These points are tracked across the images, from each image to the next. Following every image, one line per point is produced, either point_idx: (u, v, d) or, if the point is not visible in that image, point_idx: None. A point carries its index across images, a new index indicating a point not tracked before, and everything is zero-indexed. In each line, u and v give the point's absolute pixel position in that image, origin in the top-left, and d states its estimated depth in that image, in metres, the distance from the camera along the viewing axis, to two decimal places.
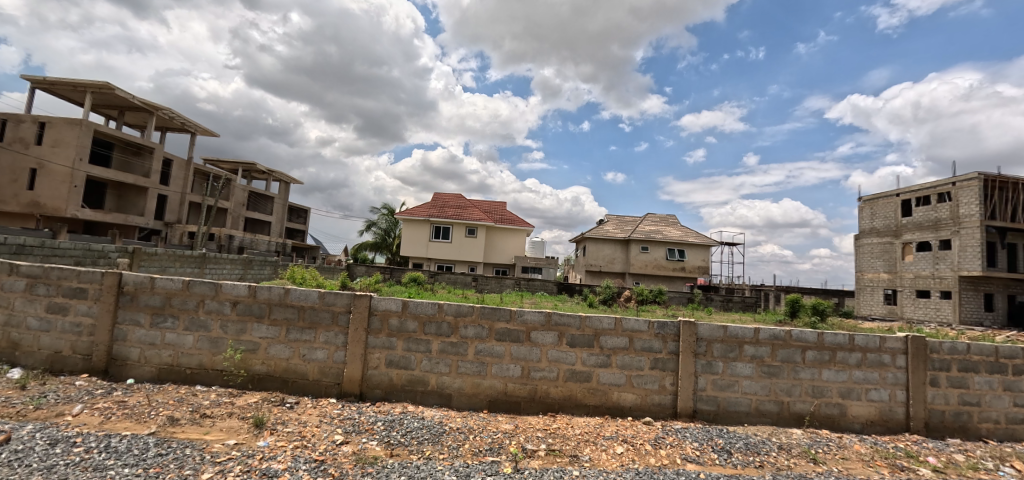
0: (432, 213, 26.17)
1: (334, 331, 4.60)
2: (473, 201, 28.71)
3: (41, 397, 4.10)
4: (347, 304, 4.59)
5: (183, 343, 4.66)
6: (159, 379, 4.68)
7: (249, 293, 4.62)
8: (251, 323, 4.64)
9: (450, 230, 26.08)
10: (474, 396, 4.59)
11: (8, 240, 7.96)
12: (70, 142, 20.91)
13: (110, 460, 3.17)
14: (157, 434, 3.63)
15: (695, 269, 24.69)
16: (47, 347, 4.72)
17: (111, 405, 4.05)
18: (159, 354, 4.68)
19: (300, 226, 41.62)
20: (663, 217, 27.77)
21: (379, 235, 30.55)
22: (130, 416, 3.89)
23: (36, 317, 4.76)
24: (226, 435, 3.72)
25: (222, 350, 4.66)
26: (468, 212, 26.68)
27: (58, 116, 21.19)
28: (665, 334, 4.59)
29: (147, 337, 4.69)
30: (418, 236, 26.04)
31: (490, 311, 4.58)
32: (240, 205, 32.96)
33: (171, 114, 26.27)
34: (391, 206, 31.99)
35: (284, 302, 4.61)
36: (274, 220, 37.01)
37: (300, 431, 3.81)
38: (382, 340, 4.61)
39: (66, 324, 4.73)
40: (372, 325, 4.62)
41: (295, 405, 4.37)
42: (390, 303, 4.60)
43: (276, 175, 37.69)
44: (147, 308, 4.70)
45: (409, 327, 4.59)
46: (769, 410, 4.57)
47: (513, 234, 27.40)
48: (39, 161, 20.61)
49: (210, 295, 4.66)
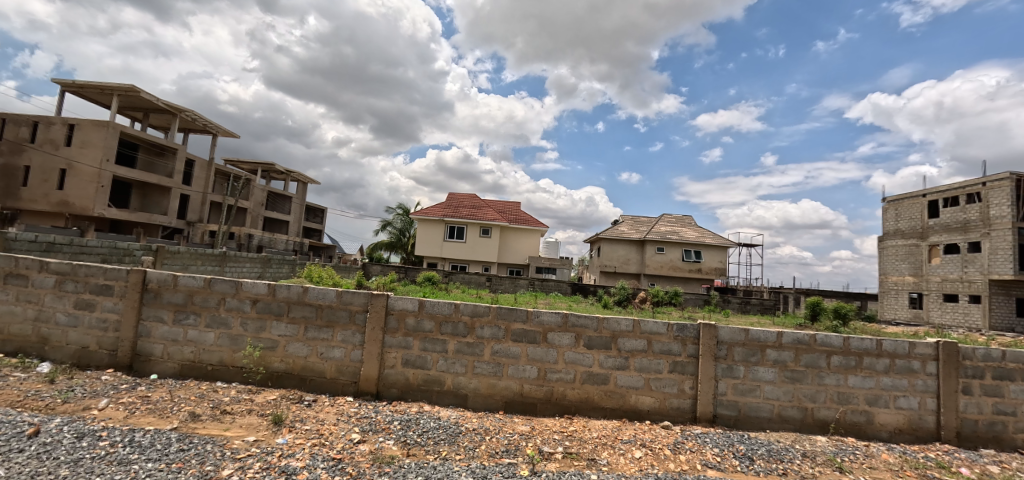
0: (446, 214, 26.29)
1: (351, 330, 4.63)
2: (487, 201, 28.74)
3: (68, 391, 4.21)
4: (364, 304, 4.62)
5: (204, 340, 4.75)
6: (181, 374, 4.76)
7: (269, 291, 4.69)
8: (270, 321, 4.69)
9: (464, 229, 26.16)
10: (490, 397, 4.56)
11: (39, 237, 8.24)
12: (97, 144, 21.54)
13: (133, 455, 3.22)
14: (178, 430, 3.70)
15: (712, 270, 24.34)
16: (75, 343, 4.85)
17: (134, 400, 4.14)
18: (181, 351, 4.77)
19: (316, 225, 42.20)
20: (679, 217, 27.40)
21: (394, 235, 30.93)
22: (153, 412, 3.96)
23: (66, 314, 4.89)
24: (246, 431, 3.76)
25: (242, 347, 4.73)
26: (482, 212, 26.74)
27: (86, 118, 21.87)
28: (684, 337, 4.50)
29: (170, 333, 4.78)
30: (432, 236, 26.20)
31: (506, 311, 4.55)
32: (259, 204, 33.62)
33: (194, 116, 26.95)
34: (406, 206, 32.36)
35: (302, 300, 4.66)
36: (291, 219, 37.68)
37: (318, 429, 3.83)
38: (399, 340, 4.62)
39: (93, 320, 4.85)
40: (389, 324, 4.63)
41: (312, 403, 4.40)
42: (407, 303, 4.61)
43: (294, 175, 38.46)
44: (170, 305, 4.79)
45: (425, 327, 4.59)
46: (793, 416, 4.45)
47: (527, 235, 27.34)
48: (69, 161, 21.34)
49: (231, 293, 4.73)
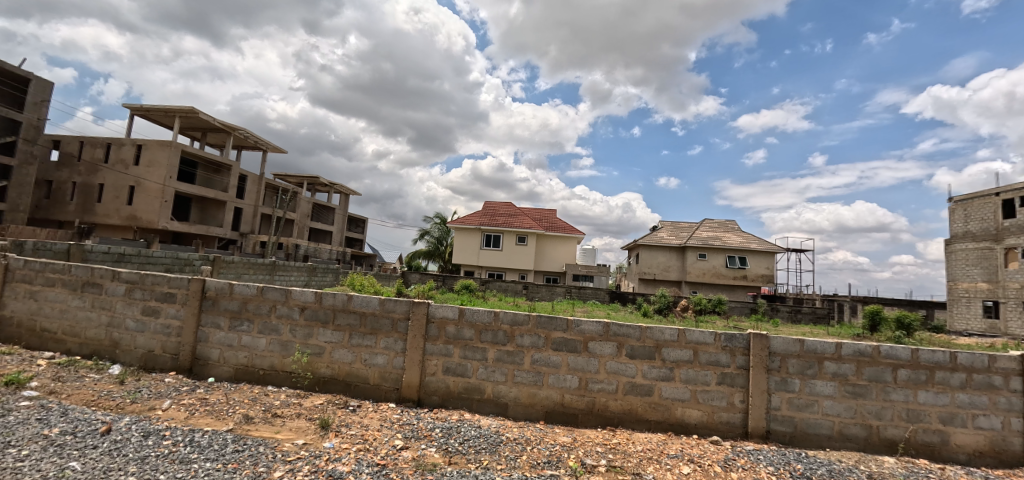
0: (483, 222, 26.54)
1: (394, 337, 4.72)
2: (523, 208, 28.81)
3: (136, 391, 4.51)
4: (406, 311, 4.70)
5: (256, 345, 4.97)
6: (235, 378, 5.00)
7: (316, 299, 4.86)
8: (317, 328, 4.86)
9: (501, 238, 26.31)
10: (530, 407, 4.52)
11: (112, 249, 8.93)
12: (162, 162, 23.25)
13: (193, 454, 3.40)
14: (233, 431, 3.87)
15: (758, 277, 23.28)
16: (142, 346, 5.20)
17: (194, 402, 4.38)
18: (236, 356, 5.02)
19: (358, 235, 43.64)
20: (722, 222, 26.43)
21: (432, 243, 31.52)
22: (211, 413, 4.18)
23: (134, 320, 5.26)
24: (295, 435, 3.90)
25: (291, 353, 4.92)
26: (518, 220, 26.82)
27: (152, 139, 23.67)
28: (733, 347, 4.30)
29: (226, 339, 5.04)
30: (469, 244, 26.49)
31: (546, 320, 4.51)
32: (305, 216, 35.16)
33: (246, 134, 28.64)
34: (443, 216, 32.96)
35: (347, 308, 4.80)
36: (335, 229, 39.17)
37: (362, 435, 3.92)
38: (440, 347, 4.67)
39: (158, 325, 5.18)
40: (430, 332, 4.69)
41: (357, 408, 4.51)
42: (447, 311, 4.66)
43: (337, 187, 40.03)
44: (226, 312, 5.06)
45: (465, 335, 4.62)
46: (855, 435, 4.15)
47: (563, 242, 27.15)
48: (137, 179, 23.15)
49: (281, 300, 4.93)
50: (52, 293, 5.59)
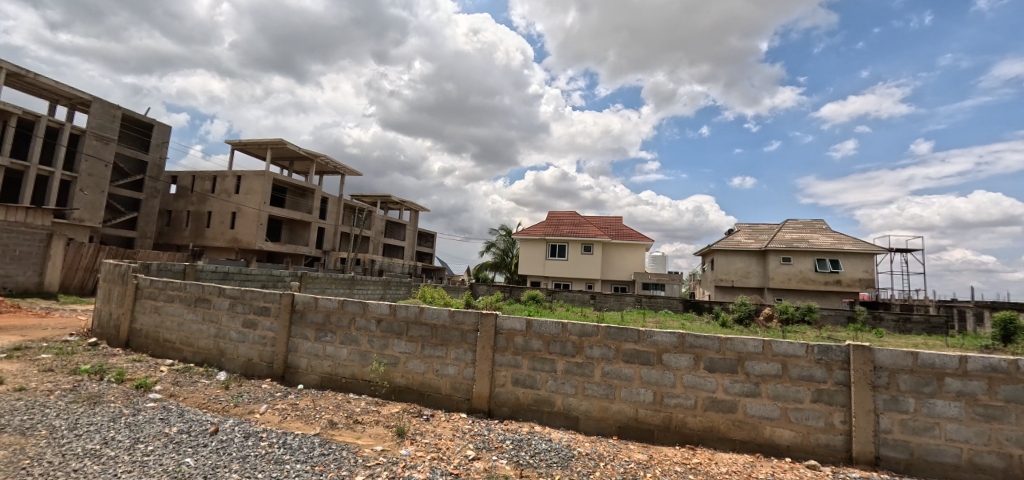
0: (547, 232, 26.53)
1: (464, 348, 4.82)
2: (587, 217, 28.43)
3: (239, 396, 5.00)
4: (475, 323, 4.79)
5: (339, 355, 5.31)
6: (321, 385, 5.37)
7: (390, 311, 5.11)
8: (392, 339, 5.10)
9: (566, 247, 26.12)
10: (603, 421, 4.38)
11: (218, 268, 10.05)
12: (257, 190, 25.92)
13: (286, 455, 3.68)
14: (320, 435, 4.15)
15: (854, 282, 20.98)
16: (243, 355, 5.77)
17: (286, 407, 4.76)
18: (321, 364, 5.39)
19: (428, 249, 45.48)
20: (807, 223, 24.23)
21: (498, 255, 32.04)
22: (300, 418, 4.51)
23: (237, 331, 5.85)
24: (374, 441, 4.09)
25: (370, 362, 5.19)
26: (583, 229, 26.50)
27: (249, 170, 26.50)
28: (829, 361, 3.88)
29: (313, 349, 5.44)
30: (535, 255, 26.57)
31: (616, 331, 4.37)
32: (380, 232, 37.34)
33: (327, 160, 31.15)
34: (508, 227, 33.41)
35: (419, 320, 4.99)
36: (407, 244, 41.14)
37: (436, 443, 4.02)
38: (508, 359, 4.69)
39: (255, 336, 5.73)
40: (498, 343, 4.73)
41: (430, 417, 4.64)
42: (515, 323, 4.68)
43: (408, 204, 42.12)
44: (312, 324, 5.46)
45: (534, 346, 4.61)
46: (990, 465, 3.54)
47: (631, 249, 26.34)
48: (238, 206, 25.99)
49: (359, 313, 5.24)
50: (172, 307, 6.39)
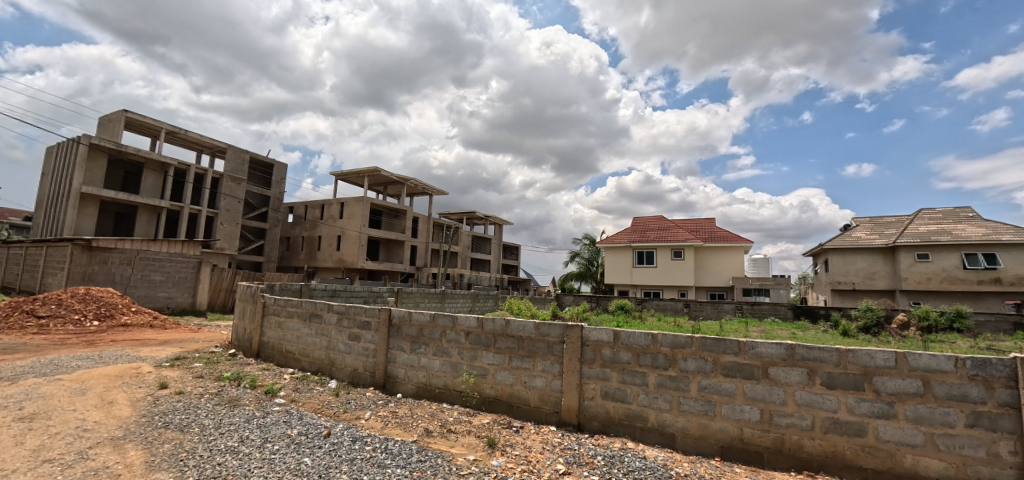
0: (633, 239, 25.63)
1: (550, 360, 4.80)
2: (676, 221, 26.99)
3: (347, 403, 5.46)
4: (560, 335, 4.75)
5: (432, 366, 5.58)
6: (418, 395, 5.67)
7: (478, 324, 5.26)
8: (481, 351, 5.24)
9: (654, 253, 24.97)
10: (702, 440, 4.06)
11: (328, 286, 11.15)
12: (357, 214, 28.46)
13: (388, 460, 3.93)
14: (417, 442, 4.37)
15: (1019, 280, 17.33)
16: (350, 365, 6.30)
17: (387, 414, 5.10)
18: (417, 374, 5.70)
19: (513, 262, 46.30)
20: (948, 212, 20.60)
21: (582, 265, 31.60)
22: (399, 425, 4.79)
23: (344, 343, 6.42)
24: (467, 450, 4.21)
25: (461, 373, 5.38)
26: (671, 234, 25.18)
27: (350, 197, 29.23)
28: (987, 379, 3.24)
29: (409, 359, 5.78)
30: (621, 263, 25.77)
31: (713, 343, 4.06)
32: (466, 248, 38.85)
33: (416, 182, 33.33)
34: (592, 236, 32.88)
35: (505, 332, 5.07)
36: (492, 258, 42.29)
37: (526, 456, 4.02)
38: (596, 371, 4.56)
39: (359, 348, 6.24)
40: (585, 355, 4.63)
41: (520, 429, 4.67)
42: (602, 334, 4.55)
43: (492, 218, 43.40)
44: (408, 337, 5.81)
45: (622, 358, 4.44)
46: None
47: (727, 253, 24.43)
48: (342, 230, 28.75)
49: (449, 326, 5.47)
50: (292, 323, 7.21)
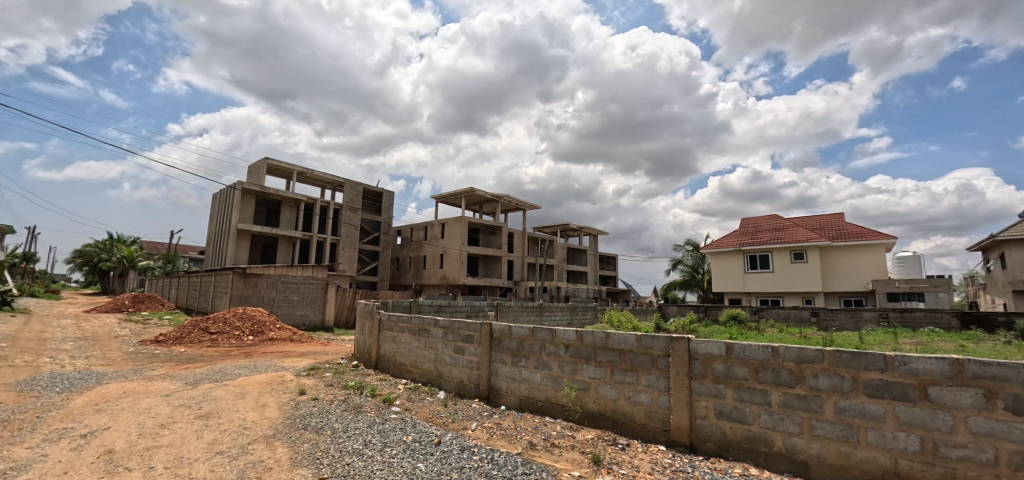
0: (744, 242, 23.49)
1: (655, 375, 4.56)
2: (794, 219, 24.19)
3: (455, 413, 5.73)
4: (665, 348, 4.50)
5: (533, 379, 5.63)
6: (521, 407, 5.74)
7: (577, 337, 5.21)
8: (581, 365, 5.16)
9: (770, 257, 22.58)
10: (845, 470, 3.51)
11: (433, 302, 11.88)
12: (457, 233, 30.08)
13: (494, 470, 4.02)
14: (522, 455, 4.41)
15: None
16: (456, 377, 6.61)
17: (493, 425, 5.24)
18: (519, 387, 5.78)
19: (610, 272, 45.12)
20: None
21: (687, 272, 29.68)
22: (504, 436, 4.89)
23: (450, 356, 6.77)
24: (571, 465, 4.15)
25: (562, 387, 5.34)
26: (789, 233, 22.60)
27: (450, 217, 31.04)
28: None
29: (511, 372, 5.89)
30: (731, 269, 23.69)
31: (850, 357, 3.54)
32: (562, 260, 38.79)
33: (509, 199, 34.32)
34: (695, 241, 30.81)
35: (606, 345, 4.95)
36: (589, 269, 41.65)
37: (635, 475, 3.84)
38: (708, 387, 4.22)
39: (464, 360, 6.53)
40: (695, 370, 4.31)
41: (626, 446, 4.48)
42: (712, 347, 4.22)
43: (586, 229, 42.90)
44: (509, 350, 5.94)
45: (738, 374, 4.06)
46: None
47: (863, 252, 21.22)
48: (444, 249, 30.55)
49: (549, 339, 5.49)
50: (404, 337, 7.80)
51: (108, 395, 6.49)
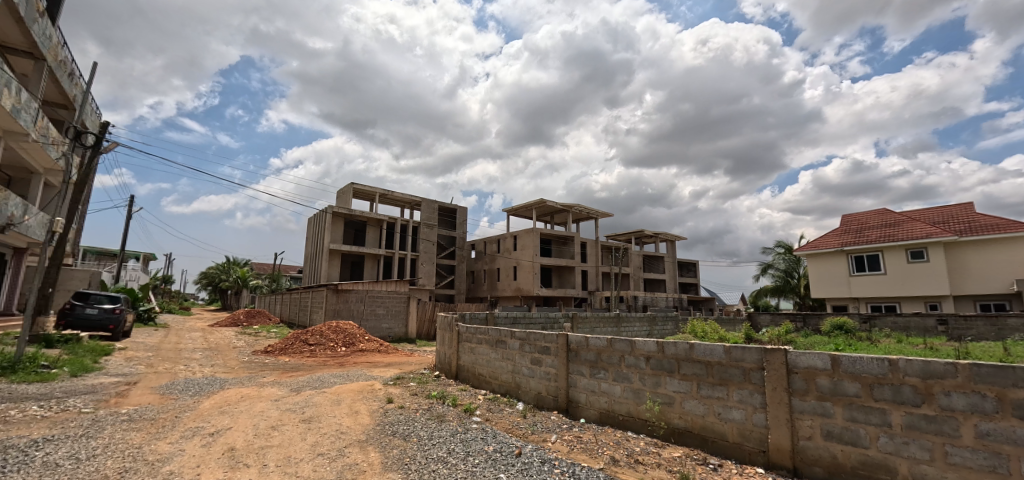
0: (848, 242, 21.40)
1: (748, 389, 4.53)
2: (908, 214, 21.61)
3: (535, 425, 6.03)
4: (759, 360, 4.48)
5: (613, 392, 5.77)
6: (600, 421, 5.89)
7: (659, 349, 5.32)
8: (665, 378, 5.23)
9: (881, 257, 20.28)
10: None
11: (509, 314, 12.33)
12: (529, 245, 30.62)
13: None
14: (605, 469, 4.56)
15: None
16: (535, 389, 6.93)
17: (573, 439, 5.46)
18: (599, 400, 5.95)
19: (691, 279, 43.02)
20: None
21: (779, 277, 27.53)
22: (585, 451, 5.07)
23: (528, 368, 7.11)
24: None
25: (644, 401, 5.43)
26: (903, 230, 20.22)
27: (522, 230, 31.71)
28: None
29: (590, 385, 6.08)
30: (833, 273, 21.58)
31: (988, 373, 3.29)
32: (638, 268, 37.78)
33: (580, 209, 34.28)
34: (787, 243, 28.51)
35: (691, 357, 5.00)
36: (668, 277, 40.06)
37: None
38: (812, 405, 4.09)
39: (542, 372, 6.84)
40: (795, 386, 4.21)
41: (717, 467, 4.43)
42: (814, 360, 4.10)
43: (662, 235, 41.42)
44: (586, 363, 6.15)
45: (849, 390, 3.92)
46: None
47: (998, 246, 18.42)
48: (518, 261, 31.20)
49: (628, 351, 5.63)
50: (482, 349, 8.29)
51: (230, 399, 7.68)
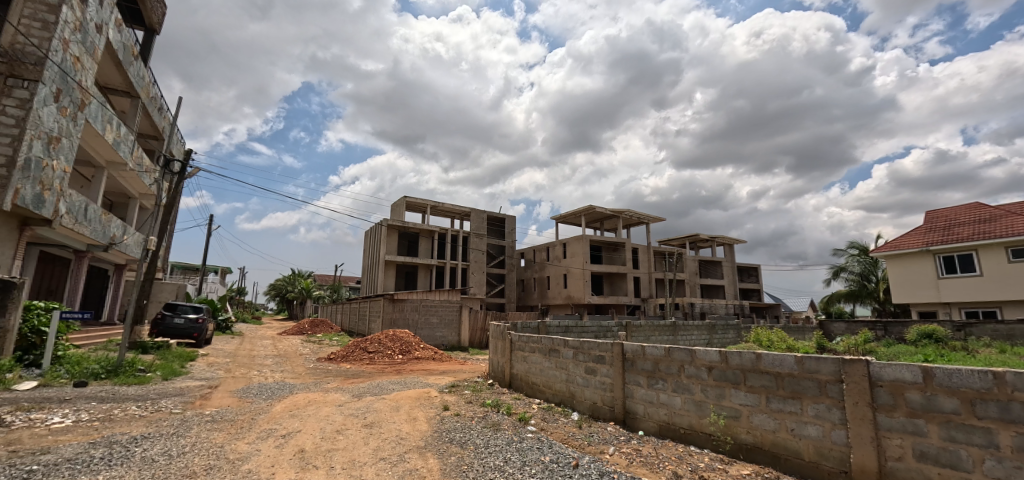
0: (933, 240, 19.16)
1: (825, 404, 3.94)
2: (1006, 207, 19.09)
3: (591, 436, 5.63)
4: (836, 372, 3.88)
5: (673, 403, 5.27)
6: (661, 434, 5.39)
7: (721, 358, 4.78)
8: (729, 389, 4.69)
9: (975, 257, 17.91)
10: None
11: (561, 322, 11.93)
12: (578, 252, 30.02)
13: None
14: None
15: None
16: (589, 398, 6.51)
17: (631, 451, 5.01)
18: (658, 412, 5.45)
19: (754, 285, 40.42)
20: None
21: (854, 281, 25.14)
22: (645, 464, 4.62)
23: (582, 377, 6.70)
24: None
25: (707, 413, 4.90)
26: (1000, 225, 17.83)
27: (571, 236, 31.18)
28: None
29: (648, 395, 5.60)
30: (918, 274, 19.35)
31: None
32: (694, 274, 36.01)
33: (631, 213, 33.26)
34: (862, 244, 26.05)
35: (758, 368, 4.45)
36: (727, 283, 37.88)
37: None
38: (901, 422, 3.47)
39: (597, 382, 6.41)
40: (880, 399, 3.60)
41: None
42: (902, 372, 3.48)
43: (719, 239, 39.32)
44: (643, 372, 5.68)
45: (945, 407, 3.30)
46: None
47: None
48: (567, 268, 30.65)
49: (688, 360, 5.12)
50: (534, 357, 7.98)
51: (298, 403, 7.84)
